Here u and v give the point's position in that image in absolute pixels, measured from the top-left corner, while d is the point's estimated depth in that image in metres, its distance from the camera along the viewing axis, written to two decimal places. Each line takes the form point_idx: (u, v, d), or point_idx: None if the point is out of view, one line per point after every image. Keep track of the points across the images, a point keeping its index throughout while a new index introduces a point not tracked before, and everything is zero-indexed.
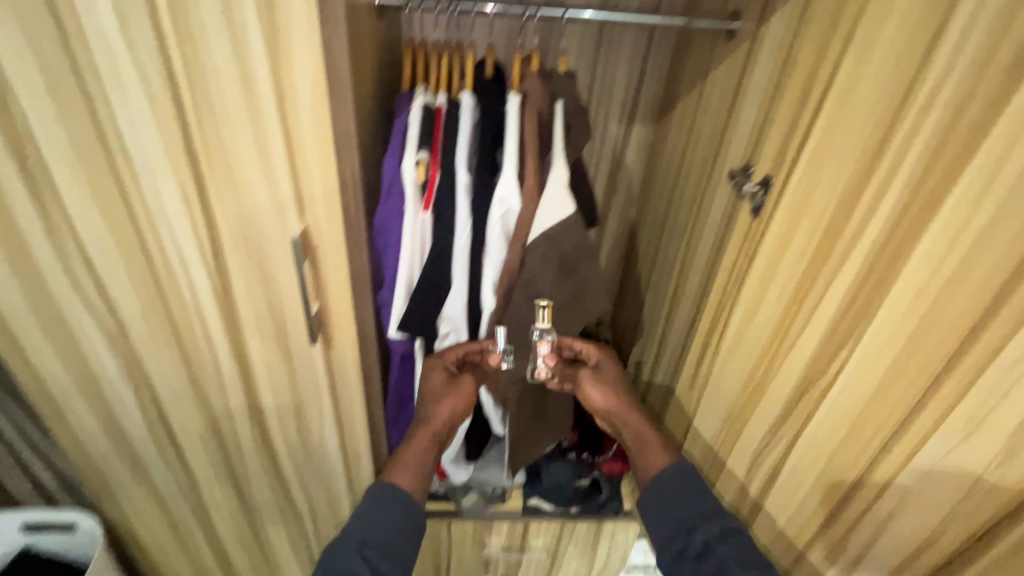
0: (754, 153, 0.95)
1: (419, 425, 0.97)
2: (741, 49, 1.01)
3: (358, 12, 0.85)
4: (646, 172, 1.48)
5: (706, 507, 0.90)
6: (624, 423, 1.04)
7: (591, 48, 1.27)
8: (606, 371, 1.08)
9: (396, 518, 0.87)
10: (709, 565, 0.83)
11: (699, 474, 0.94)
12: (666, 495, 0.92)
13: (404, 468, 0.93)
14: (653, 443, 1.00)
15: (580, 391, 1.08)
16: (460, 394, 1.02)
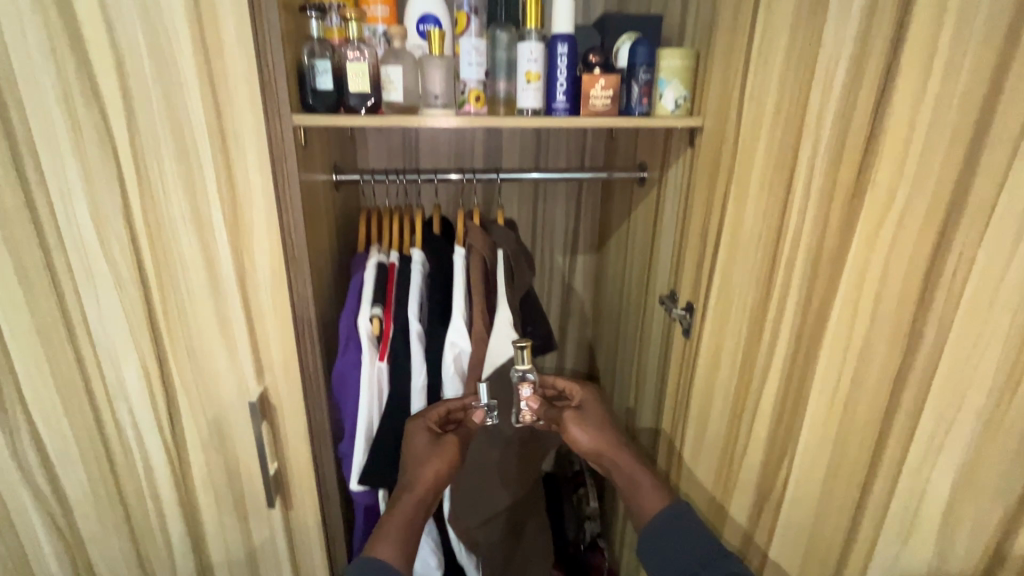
0: (677, 280, 1.07)
1: (406, 490, 0.88)
2: (652, 193, 1.16)
3: (315, 192, 0.98)
4: (594, 297, 1.58)
5: (705, 551, 0.84)
6: (617, 468, 0.97)
7: (530, 197, 1.43)
8: (591, 411, 1.02)
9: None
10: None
11: (694, 514, 0.89)
12: (664, 538, 0.87)
13: (389, 537, 0.83)
14: (646, 484, 0.94)
15: (568, 436, 1.00)
16: (444, 455, 0.92)
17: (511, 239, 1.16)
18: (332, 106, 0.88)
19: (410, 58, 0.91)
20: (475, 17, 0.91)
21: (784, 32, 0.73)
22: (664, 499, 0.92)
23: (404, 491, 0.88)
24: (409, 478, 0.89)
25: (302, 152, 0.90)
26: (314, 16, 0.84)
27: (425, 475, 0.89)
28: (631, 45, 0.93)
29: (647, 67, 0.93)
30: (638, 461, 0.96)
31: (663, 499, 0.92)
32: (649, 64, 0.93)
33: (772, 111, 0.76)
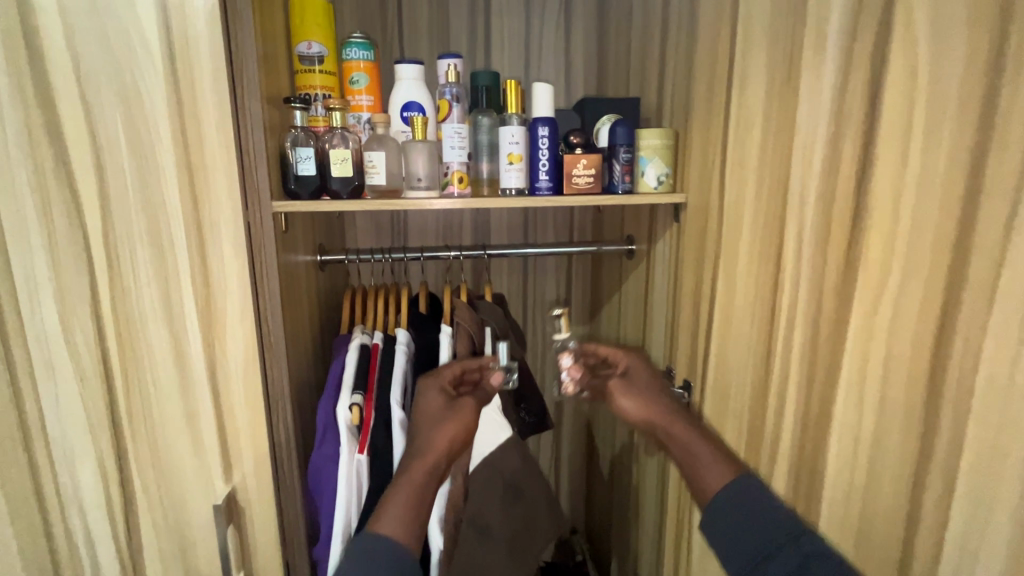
0: (672, 357, 1.03)
1: (416, 456, 0.84)
2: (642, 266, 1.14)
3: (296, 275, 0.96)
4: (589, 370, 1.52)
5: (788, 529, 0.70)
6: (667, 434, 0.90)
7: (521, 270, 1.42)
8: (636, 374, 1.00)
9: (388, 558, 0.74)
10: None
11: (768, 489, 0.75)
12: (730, 516, 0.77)
13: (396, 506, 0.78)
14: (704, 456, 0.84)
15: (616, 403, 0.97)
16: (459, 418, 0.89)
17: (498, 315, 1.12)
18: (314, 192, 0.88)
19: (393, 142, 0.93)
20: (458, 104, 0.93)
21: (758, 114, 0.74)
22: (727, 471, 0.81)
23: (415, 461, 0.83)
24: (420, 443, 0.86)
25: (283, 237, 0.88)
26: (297, 107, 0.86)
27: (440, 437, 0.86)
28: (611, 126, 0.94)
29: (627, 147, 0.93)
30: (688, 425, 0.89)
31: (727, 472, 0.81)
32: (629, 144, 0.93)
33: (754, 189, 0.76)
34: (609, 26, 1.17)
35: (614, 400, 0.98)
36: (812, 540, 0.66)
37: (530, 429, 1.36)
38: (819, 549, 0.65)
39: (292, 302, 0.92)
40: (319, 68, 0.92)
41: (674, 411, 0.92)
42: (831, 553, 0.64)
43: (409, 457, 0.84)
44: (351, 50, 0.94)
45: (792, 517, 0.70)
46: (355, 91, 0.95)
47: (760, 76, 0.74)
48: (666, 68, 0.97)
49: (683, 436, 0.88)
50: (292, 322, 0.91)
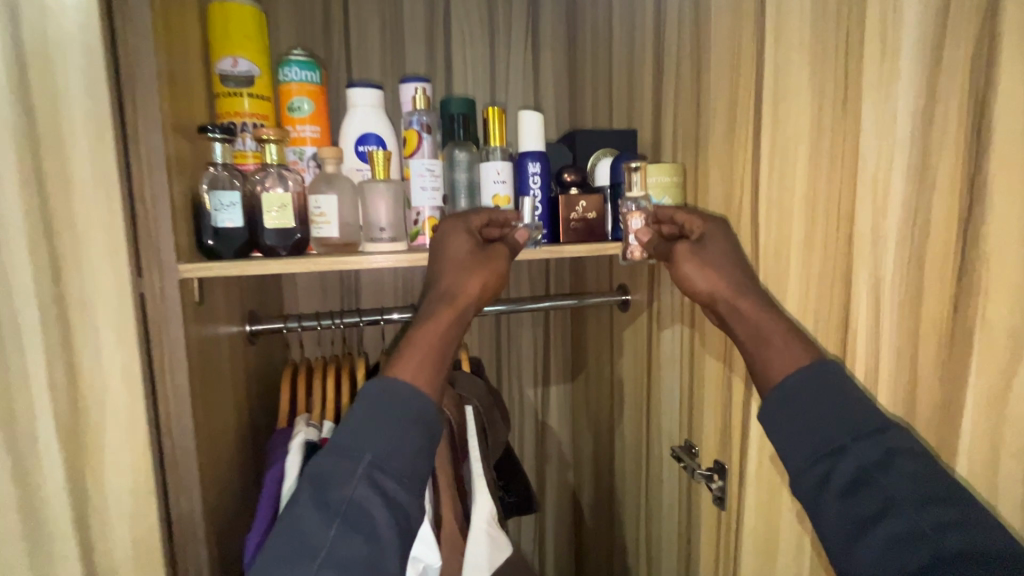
0: (691, 430, 0.86)
1: (440, 277, 0.67)
2: (641, 320, 0.99)
3: (218, 357, 0.73)
4: (574, 437, 1.33)
5: (865, 420, 0.55)
6: (728, 308, 0.66)
7: (494, 325, 1.22)
8: (711, 246, 0.69)
9: (403, 412, 0.60)
10: (866, 507, 0.53)
11: (849, 380, 0.57)
12: (798, 410, 0.58)
13: (415, 357, 0.63)
14: (774, 338, 0.61)
15: (686, 277, 0.69)
16: (491, 265, 0.69)
17: (479, 390, 0.89)
18: (241, 249, 0.67)
19: (347, 183, 0.73)
20: (430, 136, 0.76)
21: (800, 145, 0.62)
22: (800, 355, 0.60)
23: (445, 301, 0.66)
24: (438, 266, 0.68)
25: (198, 310, 0.65)
26: (218, 137, 0.64)
27: (465, 286, 0.67)
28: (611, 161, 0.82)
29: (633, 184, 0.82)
30: (763, 302, 0.64)
31: (801, 355, 0.60)
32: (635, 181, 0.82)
33: (801, 233, 0.63)
34: (584, 56, 1.06)
35: (681, 275, 0.70)
36: (900, 437, 0.53)
37: (512, 512, 1.14)
38: (915, 446, 0.52)
39: (212, 394, 0.69)
40: (248, 92, 0.72)
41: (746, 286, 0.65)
42: (919, 445, 0.52)
43: (434, 298, 0.66)
44: (289, 70, 0.75)
45: (862, 395, 0.56)
46: (296, 120, 0.75)
47: (799, 101, 0.62)
48: (664, 97, 0.86)
49: (751, 313, 0.64)
50: (213, 423, 0.68)
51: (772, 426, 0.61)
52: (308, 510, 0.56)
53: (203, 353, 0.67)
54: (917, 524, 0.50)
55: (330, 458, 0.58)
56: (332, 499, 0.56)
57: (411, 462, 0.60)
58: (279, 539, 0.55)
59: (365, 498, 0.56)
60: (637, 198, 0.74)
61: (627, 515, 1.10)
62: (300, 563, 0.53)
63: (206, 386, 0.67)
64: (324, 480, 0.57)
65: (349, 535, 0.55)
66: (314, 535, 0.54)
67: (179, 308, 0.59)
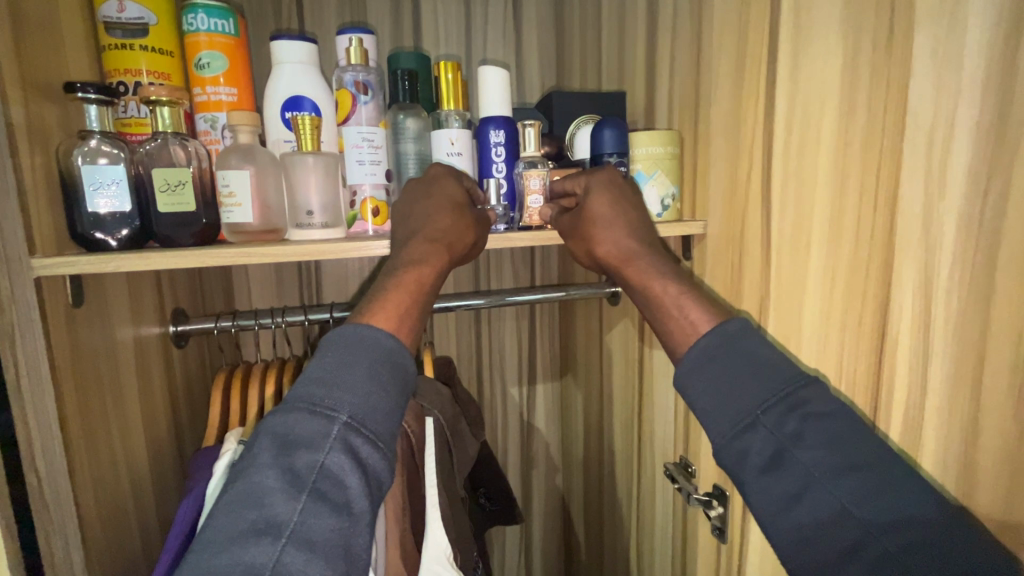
0: (688, 447, 0.74)
1: (429, 217, 0.57)
2: (632, 315, 0.86)
3: (123, 367, 0.60)
4: (563, 444, 1.20)
5: (771, 383, 0.47)
6: (618, 276, 0.60)
7: (472, 320, 1.09)
8: (593, 206, 0.60)
9: (385, 364, 0.47)
10: (787, 482, 0.44)
11: (760, 337, 0.50)
12: (713, 378, 0.49)
13: (400, 307, 0.51)
14: (669, 297, 0.55)
15: (581, 249, 0.62)
16: (479, 218, 0.60)
17: (443, 398, 0.76)
18: (128, 239, 0.54)
19: (268, 156, 0.60)
20: (367, 98, 0.64)
21: (826, 99, 0.48)
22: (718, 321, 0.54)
23: (437, 245, 0.56)
24: (428, 204, 0.58)
25: (75, 314, 0.53)
26: (93, 99, 0.51)
27: (461, 234, 0.57)
28: (595, 126, 0.66)
29: (617, 157, 0.65)
30: (659, 267, 0.57)
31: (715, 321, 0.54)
32: (620, 153, 0.65)
33: (826, 213, 0.50)
34: (572, 10, 0.91)
35: (573, 245, 0.63)
36: (818, 397, 0.46)
37: (493, 520, 1.02)
38: (832, 405, 0.46)
39: (106, 413, 0.57)
40: (141, 43, 0.59)
41: (634, 248, 0.58)
42: (840, 405, 0.46)
43: (423, 240, 0.56)
44: (194, 17, 0.61)
45: (778, 357, 0.49)
46: (206, 79, 0.62)
47: (826, 42, 0.48)
48: (658, 50, 0.71)
49: (642, 275, 0.57)
50: (105, 447, 0.56)
51: (688, 397, 0.51)
52: (265, 475, 0.41)
53: (89, 365, 0.54)
54: (841, 499, 0.42)
55: (296, 411, 0.44)
56: (299, 464, 0.42)
57: (394, 424, 0.47)
58: (223, 515, 0.39)
59: (339, 465, 0.42)
60: (531, 159, 0.65)
61: (619, 533, 0.97)
62: (251, 548, 0.38)
63: (94, 404, 0.55)
64: (290, 438, 0.43)
65: (317, 510, 0.41)
66: (272, 509, 0.40)
67: (36, 312, 0.48)
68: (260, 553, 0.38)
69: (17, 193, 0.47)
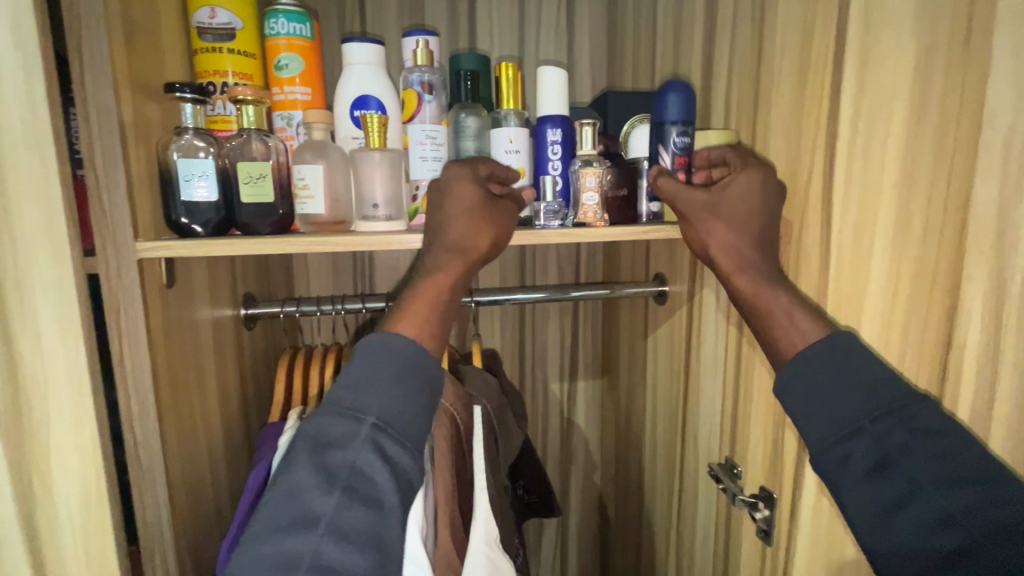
0: (734, 447, 0.73)
1: (444, 227, 0.58)
2: (679, 314, 0.86)
3: (203, 344, 0.66)
4: (602, 440, 1.21)
5: (878, 399, 0.49)
6: (724, 283, 0.61)
7: (516, 314, 1.11)
8: (729, 204, 0.59)
9: (410, 368, 0.51)
10: (890, 489, 0.48)
11: (866, 349, 0.50)
12: (816, 388, 0.52)
13: (421, 314, 0.54)
14: (772, 299, 0.56)
15: (694, 237, 0.62)
16: (501, 217, 0.60)
17: (491, 389, 0.79)
18: (215, 227, 0.59)
19: (338, 153, 0.64)
20: (432, 98, 0.67)
21: (895, 100, 0.48)
22: (809, 331, 0.54)
23: (454, 254, 0.57)
24: (441, 214, 0.58)
25: (168, 293, 0.58)
26: (188, 98, 0.56)
27: (476, 240, 0.58)
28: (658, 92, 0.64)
29: (681, 126, 0.63)
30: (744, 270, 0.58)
31: (812, 329, 0.54)
32: (685, 122, 0.63)
33: (891, 216, 0.49)
34: (626, 9, 0.91)
35: (689, 236, 0.63)
36: (930, 413, 0.46)
37: (530, 511, 1.04)
38: (940, 420, 0.45)
39: (190, 385, 0.62)
40: (228, 47, 0.64)
41: (750, 254, 0.59)
42: (952, 420, 0.45)
43: (439, 248, 0.57)
44: (275, 22, 0.66)
45: (881, 369, 0.49)
46: (283, 79, 0.67)
47: (898, 42, 0.47)
48: (717, 50, 0.71)
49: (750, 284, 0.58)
50: (190, 416, 0.62)
51: (790, 405, 0.54)
52: (302, 475, 0.46)
53: (178, 339, 0.60)
54: (946, 506, 0.45)
55: (328, 415, 0.48)
56: (332, 463, 0.46)
57: (420, 425, 0.50)
58: (270, 511, 0.45)
59: (369, 464, 0.47)
60: (588, 157, 0.67)
61: (658, 531, 0.98)
62: (294, 535, 0.44)
63: (181, 377, 0.60)
64: (323, 441, 0.47)
65: (350, 505, 0.46)
66: (311, 503, 0.45)
67: (138, 289, 0.53)
68: (301, 541, 0.44)
69: (125, 182, 0.52)
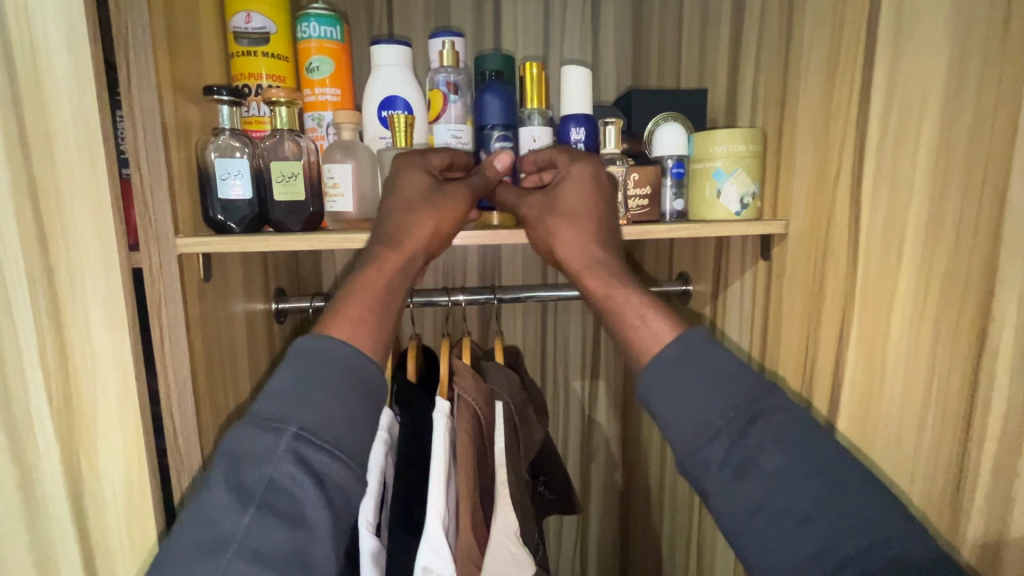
0: None
1: (382, 222, 0.58)
2: (703, 314, 0.85)
3: (237, 336, 0.68)
4: (623, 439, 1.20)
5: (709, 405, 0.47)
6: (579, 282, 0.59)
7: (538, 311, 1.12)
8: (563, 197, 0.59)
9: (341, 375, 0.50)
10: (750, 493, 0.44)
11: (719, 346, 0.50)
12: (686, 381, 0.48)
13: (355, 314, 0.53)
14: (625, 299, 0.55)
15: (540, 242, 0.60)
16: (448, 205, 0.58)
17: (513, 385, 0.79)
18: (249, 224, 0.61)
19: (366, 152, 0.66)
20: (456, 97, 0.69)
21: (928, 96, 0.47)
22: (661, 331, 0.52)
23: (387, 247, 0.57)
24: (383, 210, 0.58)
25: (205, 287, 0.61)
26: (225, 100, 0.59)
27: (411, 233, 0.57)
28: (478, 95, 0.69)
29: (502, 129, 0.68)
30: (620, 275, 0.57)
31: (664, 330, 0.52)
32: (504, 125, 0.68)
33: (922, 215, 0.48)
34: (652, 6, 0.91)
35: (532, 236, 0.61)
36: (783, 409, 0.47)
37: (551, 508, 1.04)
38: (791, 415, 0.47)
39: (224, 375, 0.65)
40: (263, 50, 0.66)
41: (584, 257, 0.58)
42: (793, 414, 0.47)
43: (374, 242, 0.57)
44: (307, 26, 0.68)
45: (734, 368, 0.48)
46: (315, 81, 0.69)
47: (932, 37, 0.46)
48: (744, 47, 0.70)
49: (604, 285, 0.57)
50: (224, 405, 0.65)
51: (655, 408, 0.49)
52: (215, 495, 0.44)
53: (213, 331, 0.63)
54: (805, 508, 0.43)
55: (247, 428, 0.47)
56: (246, 478, 0.45)
57: (351, 432, 0.49)
58: (180, 535, 0.43)
59: (290, 475, 0.45)
60: (612, 156, 0.67)
61: (679, 531, 0.97)
62: (203, 562, 0.42)
63: (216, 367, 0.63)
64: (239, 455, 0.46)
65: (267, 521, 0.44)
66: (222, 524, 0.43)
67: (178, 282, 0.56)
68: (209, 566, 0.42)
69: (167, 181, 0.55)
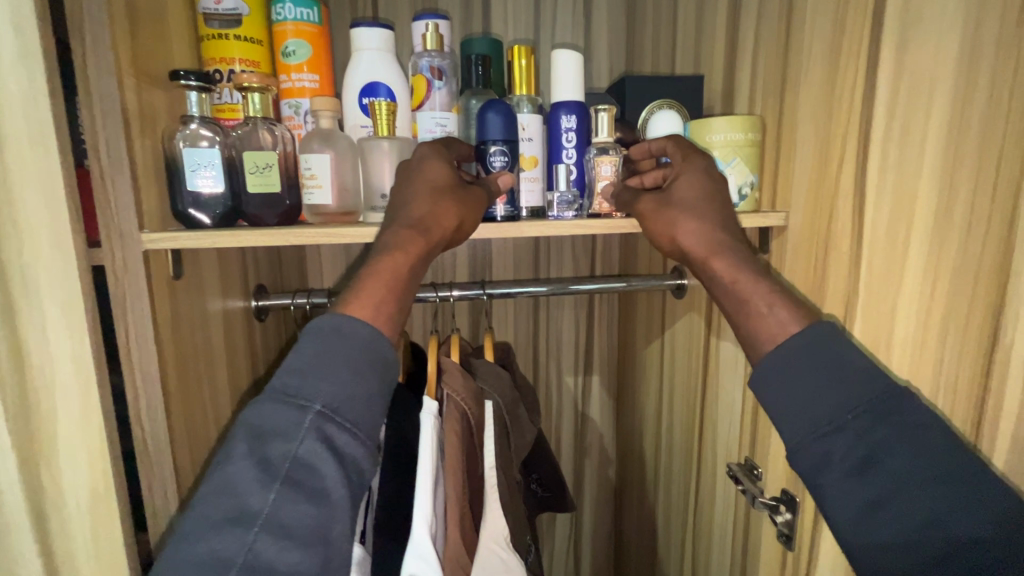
0: (754, 448, 0.71)
1: (407, 205, 0.55)
2: (699, 309, 0.82)
3: (212, 335, 0.65)
4: (617, 435, 1.18)
5: (840, 399, 0.45)
6: (703, 270, 0.56)
7: (530, 306, 1.09)
8: (679, 191, 0.58)
9: (363, 351, 0.47)
10: (871, 489, 0.43)
11: (848, 343, 0.47)
12: (797, 379, 0.47)
13: (375, 295, 0.50)
14: (748, 288, 0.52)
15: (659, 236, 0.58)
16: (467, 199, 0.57)
17: (504, 383, 0.77)
18: (221, 218, 0.58)
19: (347, 141, 0.62)
20: (441, 83, 0.66)
21: (938, 80, 0.44)
22: (786, 320, 0.49)
23: (414, 231, 0.53)
24: (408, 191, 0.55)
25: (176, 284, 0.58)
26: (193, 86, 0.55)
27: (438, 218, 0.54)
28: (480, 110, 0.62)
29: (502, 145, 0.62)
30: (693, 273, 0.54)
31: (789, 321, 0.49)
32: (506, 141, 0.62)
33: (930, 206, 0.45)
34: None
35: (651, 233, 0.58)
36: (916, 411, 0.43)
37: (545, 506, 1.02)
38: (923, 416, 0.43)
39: (199, 377, 0.62)
40: (234, 34, 0.63)
41: (706, 245, 0.55)
42: (933, 416, 0.43)
43: (398, 226, 0.53)
44: (282, 7, 0.64)
45: (867, 366, 0.46)
46: (291, 67, 0.65)
47: (942, 17, 0.43)
48: (741, 32, 0.67)
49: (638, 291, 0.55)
50: (199, 408, 0.62)
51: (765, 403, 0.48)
52: (240, 467, 0.42)
53: (186, 331, 0.59)
54: (928, 509, 0.41)
55: (270, 403, 0.44)
56: (272, 455, 0.43)
57: (371, 411, 0.47)
58: (202, 507, 0.41)
59: (313, 454, 0.43)
60: (604, 144, 0.65)
61: (674, 529, 0.95)
62: (227, 535, 0.40)
63: (190, 369, 0.60)
64: (264, 431, 0.43)
65: (292, 498, 0.42)
66: (248, 499, 0.41)
67: (144, 280, 0.53)
68: (235, 541, 0.40)
69: (130, 171, 0.51)
